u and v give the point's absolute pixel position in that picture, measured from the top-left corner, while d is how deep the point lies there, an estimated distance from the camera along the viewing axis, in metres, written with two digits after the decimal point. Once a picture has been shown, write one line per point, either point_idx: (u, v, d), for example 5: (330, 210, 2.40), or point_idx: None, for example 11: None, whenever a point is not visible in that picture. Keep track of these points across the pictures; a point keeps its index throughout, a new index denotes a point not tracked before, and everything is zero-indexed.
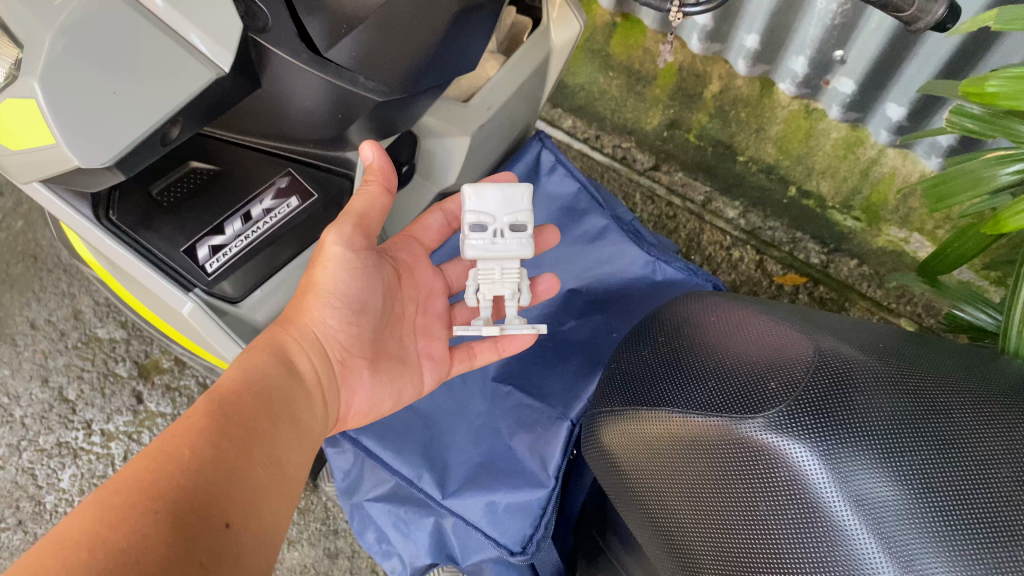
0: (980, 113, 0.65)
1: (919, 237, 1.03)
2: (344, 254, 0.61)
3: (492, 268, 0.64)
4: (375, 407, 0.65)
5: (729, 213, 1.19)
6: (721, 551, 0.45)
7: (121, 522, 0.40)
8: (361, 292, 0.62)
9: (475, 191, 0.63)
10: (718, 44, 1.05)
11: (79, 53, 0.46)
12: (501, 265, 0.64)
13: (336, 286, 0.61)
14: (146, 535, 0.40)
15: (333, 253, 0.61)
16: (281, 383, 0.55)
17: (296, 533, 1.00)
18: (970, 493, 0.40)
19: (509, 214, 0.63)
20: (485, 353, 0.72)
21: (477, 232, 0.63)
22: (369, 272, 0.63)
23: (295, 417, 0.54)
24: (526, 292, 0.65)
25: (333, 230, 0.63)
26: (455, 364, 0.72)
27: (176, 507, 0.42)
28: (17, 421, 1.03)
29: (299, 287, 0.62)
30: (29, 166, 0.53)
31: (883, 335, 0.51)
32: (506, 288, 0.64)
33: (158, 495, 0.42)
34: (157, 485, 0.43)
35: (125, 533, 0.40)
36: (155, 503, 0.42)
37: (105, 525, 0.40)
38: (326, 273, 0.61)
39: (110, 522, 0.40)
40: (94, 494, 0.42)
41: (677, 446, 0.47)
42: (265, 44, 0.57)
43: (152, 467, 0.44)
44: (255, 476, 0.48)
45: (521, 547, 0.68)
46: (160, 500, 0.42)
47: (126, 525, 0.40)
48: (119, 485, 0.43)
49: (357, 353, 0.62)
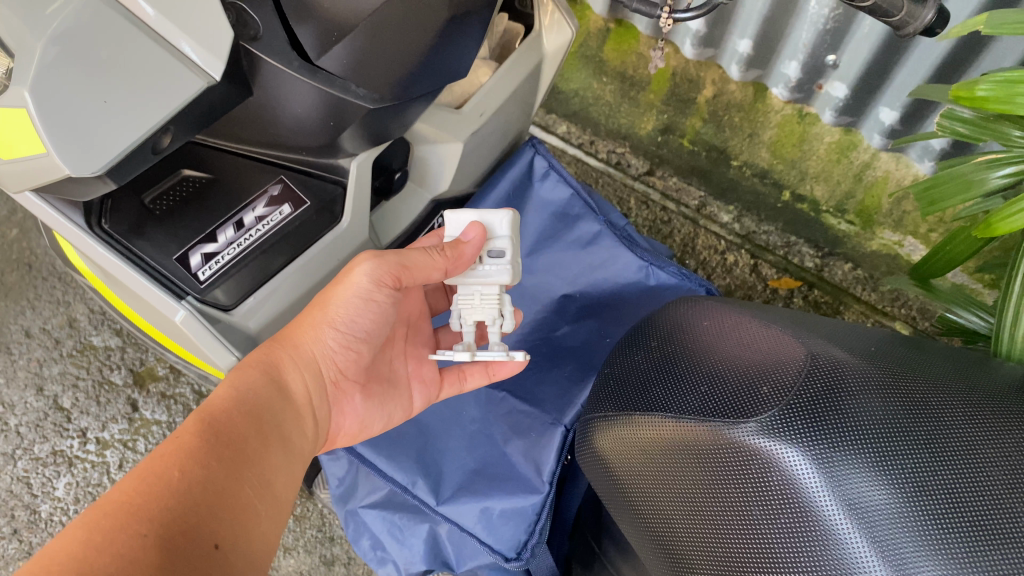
0: (970, 117, 0.66)
1: (912, 240, 1.03)
2: (366, 286, 0.61)
3: (471, 293, 0.62)
4: (365, 428, 0.66)
5: (723, 217, 1.18)
6: (713, 554, 0.45)
7: (109, 545, 0.40)
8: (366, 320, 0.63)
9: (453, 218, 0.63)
10: (712, 50, 1.07)
11: (69, 62, 0.47)
12: (480, 289, 0.62)
13: (342, 310, 0.61)
14: (134, 558, 0.40)
15: (357, 284, 0.61)
16: (272, 403, 0.55)
17: (291, 540, 1.00)
18: (963, 496, 0.40)
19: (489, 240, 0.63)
20: (475, 375, 0.72)
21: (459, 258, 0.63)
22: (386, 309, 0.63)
23: (284, 437, 0.55)
24: (509, 318, 0.62)
25: (369, 259, 0.61)
26: (445, 388, 0.72)
27: (165, 531, 0.42)
28: (12, 430, 1.02)
29: (314, 299, 0.63)
30: (21, 176, 0.53)
31: (876, 339, 0.51)
32: (486, 313, 0.61)
33: (146, 517, 0.42)
34: (145, 507, 0.43)
35: (113, 556, 0.39)
36: (144, 525, 0.42)
37: (92, 548, 0.40)
38: (340, 299, 0.61)
39: (97, 545, 0.40)
40: (82, 518, 0.42)
41: (670, 451, 0.47)
42: (257, 53, 0.57)
43: (141, 489, 0.44)
44: (244, 498, 0.48)
45: (516, 552, 0.68)
46: (148, 523, 0.42)
47: (114, 548, 0.40)
48: (107, 507, 0.42)
49: (351, 377, 0.63)
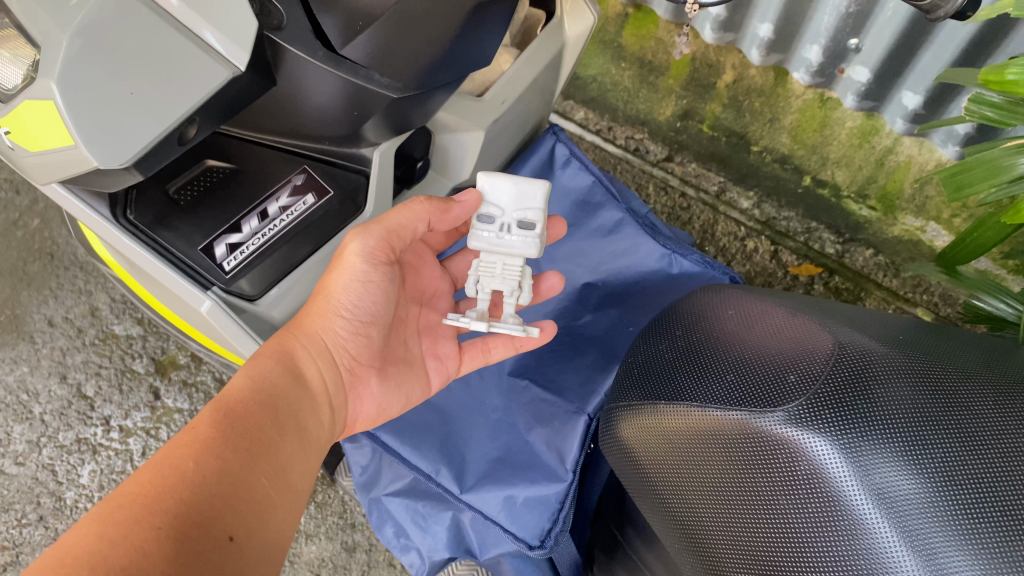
0: (999, 101, 0.64)
1: (935, 226, 1.03)
2: (361, 267, 0.62)
3: (494, 262, 0.63)
4: (383, 412, 0.66)
5: (744, 203, 1.16)
6: (739, 544, 0.45)
7: (124, 539, 0.40)
8: (373, 305, 0.63)
9: (489, 182, 0.63)
10: (732, 34, 1.06)
11: (96, 54, 0.46)
12: (503, 260, 0.63)
13: (345, 296, 0.61)
14: (148, 552, 0.40)
15: (352, 264, 0.62)
16: (289, 392, 0.55)
17: (313, 527, 1.01)
18: (995, 487, 0.40)
19: (519, 211, 0.62)
20: (497, 349, 0.71)
21: (486, 224, 0.63)
22: (386, 288, 0.64)
23: (301, 426, 0.55)
24: (526, 291, 0.64)
25: (359, 236, 0.63)
26: (465, 361, 0.72)
27: (179, 523, 0.42)
28: (37, 418, 1.04)
29: (313, 291, 0.63)
30: (47, 168, 0.52)
31: (903, 327, 0.51)
32: (505, 283, 0.63)
33: (161, 510, 0.43)
34: (160, 500, 0.43)
35: (127, 550, 0.40)
36: (158, 518, 0.42)
37: (106, 542, 0.40)
38: (338, 282, 0.62)
39: (113, 538, 0.40)
40: (96, 509, 0.42)
41: (697, 442, 0.47)
42: (282, 43, 0.57)
43: (156, 481, 0.44)
44: (259, 489, 0.48)
45: (539, 540, 0.68)
46: (161, 515, 0.42)
47: (129, 542, 0.40)
48: (124, 498, 0.43)
49: (366, 362, 0.63)
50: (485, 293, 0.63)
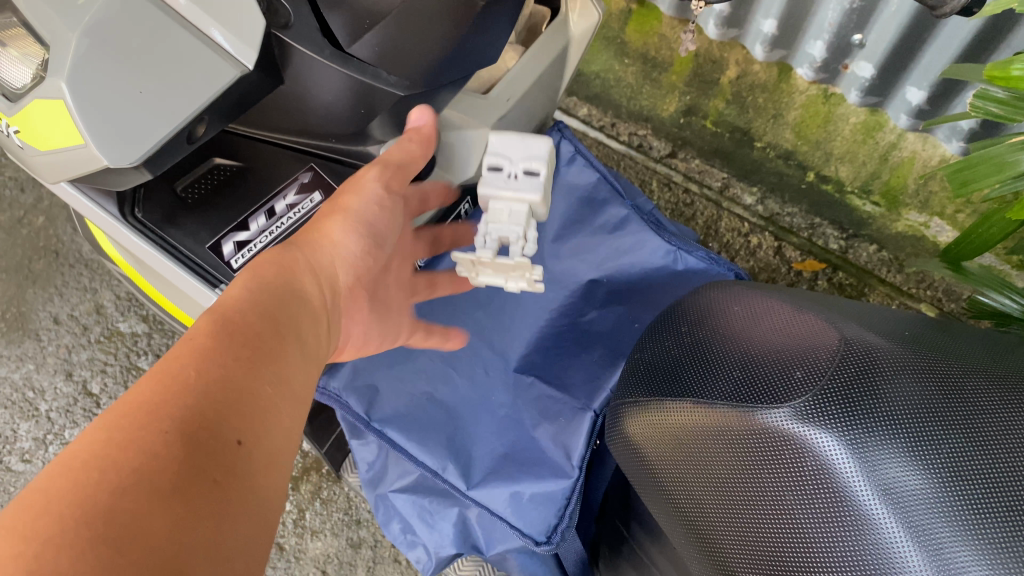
0: (1005, 96, 0.64)
1: (939, 221, 1.03)
2: (378, 190, 0.59)
3: (502, 207, 0.62)
4: (366, 346, 0.61)
5: (748, 199, 1.18)
6: (746, 539, 0.45)
7: (131, 441, 0.34)
8: (380, 224, 0.59)
9: (498, 136, 0.64)
10: (736, 30, 1.05)
11: (104, 52, 0.47)
12: (510, 206, 0.62)
13: (359, 206, 0.58)
14: (160, 453, 0.34)
15: (369, 186, 0.59)
16: (291, 292, 0.49)
17: (318, 523, 1.01)
18: (1002, 482, 0.40)
19: (526, 160, 0.63)
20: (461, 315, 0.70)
21: (495, 173, 0.63)
22: (393, 215, 0.61)
23: (301, 335, 0.47)
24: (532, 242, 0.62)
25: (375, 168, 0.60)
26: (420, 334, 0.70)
27: (189, 424, 0.36)
28: (43, 416, 1.04)
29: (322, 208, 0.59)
30: (56, 166, 0.52)
31: (908, 322, 0.51)
32: (512, 227, 0.61)
33: (170, 413, 0.36)
34: (164, 409, 0.36)
35: (133, 455, 0.33)
36: (166, 421, 0.36)
37: (97, 470, 0.33)
38: (357, 199, 0.58)
39: (110, 447, 0.34)
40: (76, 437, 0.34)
41: (703, 438, 0.47)
42: (289, 42, 0.57)
43: (154, 393, 0.37)
44: (267, 397, 0.41)
45: (545, 537, 0.69)
46: (156, 427, 0.35)
47: (135, 443, 0.34)
48: (120, 407, 0.36)
49: (366, 283, 0.58)
50: (493, 236, 0.61)
